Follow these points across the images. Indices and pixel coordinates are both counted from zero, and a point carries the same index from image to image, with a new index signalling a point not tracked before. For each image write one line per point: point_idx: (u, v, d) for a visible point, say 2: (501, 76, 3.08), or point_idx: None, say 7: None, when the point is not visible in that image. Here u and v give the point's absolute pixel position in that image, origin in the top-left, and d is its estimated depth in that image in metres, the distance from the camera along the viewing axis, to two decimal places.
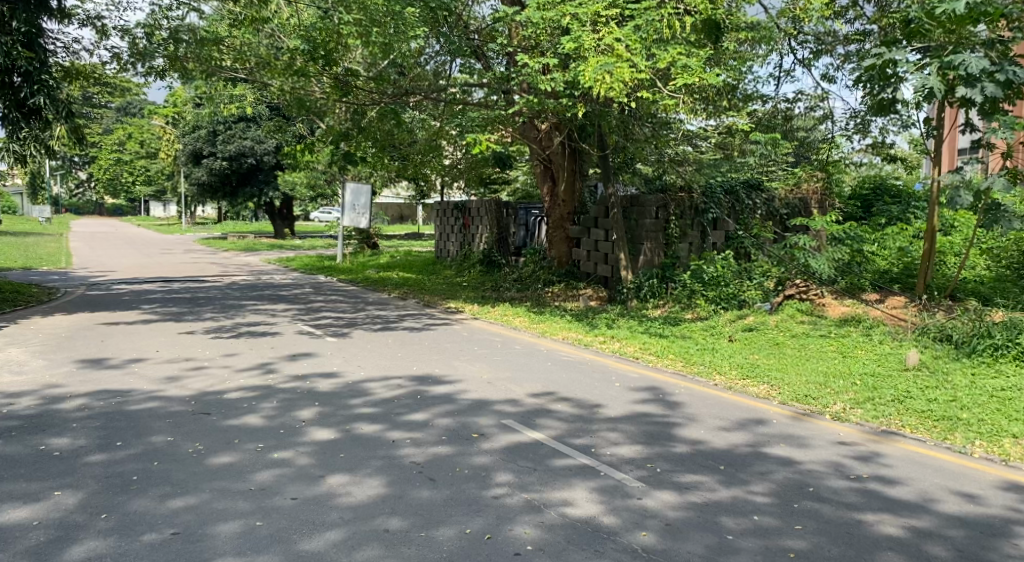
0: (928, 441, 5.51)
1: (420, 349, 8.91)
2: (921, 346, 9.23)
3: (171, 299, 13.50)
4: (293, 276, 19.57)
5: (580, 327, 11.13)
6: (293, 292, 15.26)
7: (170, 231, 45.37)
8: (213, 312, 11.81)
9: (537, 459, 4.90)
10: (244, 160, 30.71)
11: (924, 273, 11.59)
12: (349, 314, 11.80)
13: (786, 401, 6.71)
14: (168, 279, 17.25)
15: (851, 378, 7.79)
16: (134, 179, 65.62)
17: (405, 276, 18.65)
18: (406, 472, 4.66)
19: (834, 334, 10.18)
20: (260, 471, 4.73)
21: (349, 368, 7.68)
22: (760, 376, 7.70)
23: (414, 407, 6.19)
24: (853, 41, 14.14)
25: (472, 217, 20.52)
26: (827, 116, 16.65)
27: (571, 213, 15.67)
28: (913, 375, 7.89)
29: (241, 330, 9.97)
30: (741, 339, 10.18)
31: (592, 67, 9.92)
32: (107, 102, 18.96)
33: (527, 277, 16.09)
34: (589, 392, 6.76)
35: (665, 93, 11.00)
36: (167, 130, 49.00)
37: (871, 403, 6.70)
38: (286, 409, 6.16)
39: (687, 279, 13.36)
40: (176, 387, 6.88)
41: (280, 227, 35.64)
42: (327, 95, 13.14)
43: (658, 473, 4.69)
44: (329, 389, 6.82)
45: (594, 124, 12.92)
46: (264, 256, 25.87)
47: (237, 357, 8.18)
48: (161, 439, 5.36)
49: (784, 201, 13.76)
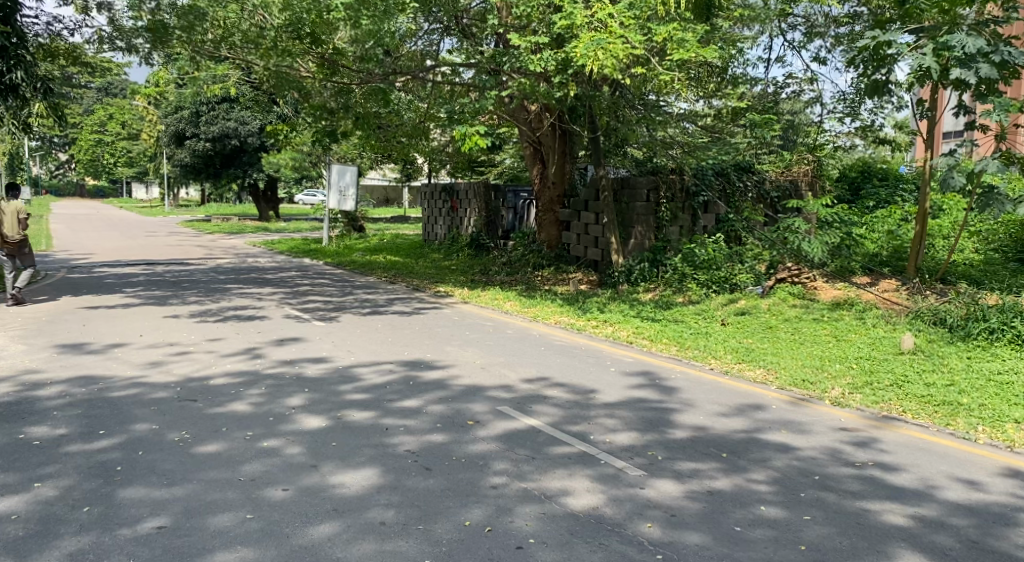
0: (930, 427, 5.43)
1: (410, 333, 8.77)
2: (916, 329, 9.20)
3: (154, 283, 13.24)
4: (279, 259, 19.35)
5: (572, 310, 11.05)
6: (280, 275, 15.05)
7: (154, 213, 44.85)
8: (197, 295, 11.59)
9: (535, 447, 4.78)
10: (228, 141, 30.27)
11: (914, 256, 11.65)
12: (337, 298, 11.62)
13: (784, 386, 6.63)
14: (152, 263, 16.98)
15: (847, 363, 7.73)
16: (115, 160, 64.70)
17: (393, 259, 18.46)
18: (400, 461, 4.53)
19: (827, 317, 10.15)
20: (249, 461, 4.58)
21: (338, 352, 7.51)
22: (757, 360, 7.63)
23: (407, 393, 6.05)
24: (844, 23, 14.05)
25: (460, 200, 20.32)
26: (816, 99, 16.57)
27: (561, 195, 15.45)
28: (910, 359, 7.90)
29: (227, 314, 9.78)
30: (734, 323, 10.09)
31: (583, 44, 9.83)
32: (88, 81, 18.58)
33: (516, 261, 15.94)
34: (585, 377, 6.65)
35: (660, 70, 10.86)
36: (149, 112, 48.32)
37: (869, 388, 6.63)
38: (274, 395, 6.00)
39: (677, 263, 13.10)
40: (160, 373, 6.70)
41: (265, 210, 35.27)
42: (315, 74, 12.93)
43: (658, 460, 4.57)
44: (317, 374, 6.66)
45: (584, 105, 12.83)
46: (248, 239, 25.53)
47: (223, 342, 8.00)
48: (146, 427, 5.20)
49: (775, 183, 14.49)
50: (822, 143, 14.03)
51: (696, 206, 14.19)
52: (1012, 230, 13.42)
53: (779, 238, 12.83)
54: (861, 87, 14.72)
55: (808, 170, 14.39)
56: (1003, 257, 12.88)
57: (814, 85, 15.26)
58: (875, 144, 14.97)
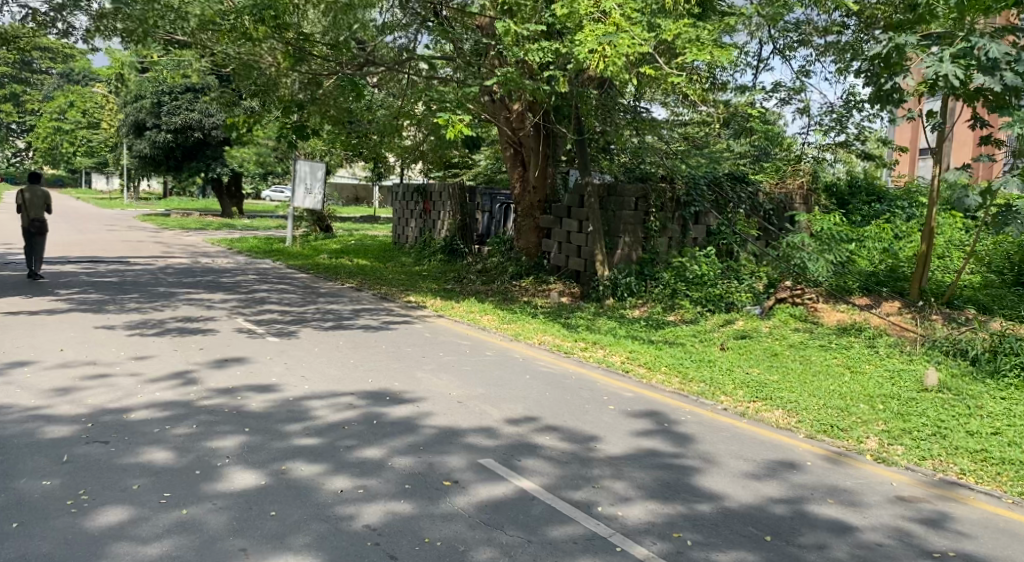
0: (1003, 498, 4.47)
1: (375, 354, 7.68)
2: (936, 361, 8.35)
3: (93, 284, 11.94)
4: (236, 259, 18.04)
5: (555, 327, 10.04)
6: (236, 278, 13.81)
7: (110, 205, 43.04)
8: (138, 301, 10.35)
9: (529, 525, 3.76)
10: (191, 133, 28.87)
11: (919, 275, 10.86)
12: (295, 308, 10.47)
13: (812, 434, 5.67)
14: (97, 260, 15.62)
15: (871, 402, 6.83)
16: (74, 149, 62.15)
17: (360, 263, 17.26)
18: (355, 545, 3.50)
19: (836, 344, 9.26)
20: (156, 540, 3.50)
21: (289, 379, 6.41)
22: (773, 398, 6.70)
23: (367, 438, 5.00)
24: (832, 31, 13.34)
25: (433, 202, 19.22)
26: (805, 109, 15.83)
27: (543, 201, 14.37)
28: (939, 399, 7.02)
29: (168, 325, 8.59)
30: (734, 348, 9.14)
31: (591, 38, 9.07)
32: (34, 64, 17.21)
33: (493, 269, 14.97)
34: (580, 418, 5.63)
35: (669, 70, 10.17)
36: (110, 101, 46.58)
37: (911, 438, 5.67)
38: (205, 437, 4.90)
39: (669, 278, 12.21)
40: (69, 403, 5.55)
41: (228, 206, 33.78)
42: (280, 63, 11.86)
43: (687, 549, 3.58)
44: (262, 409, 5.55)
45: (570, 105, 11.80)
46: (206, 237, 24.05)
47: (155, 362, 6.84)
48: (31, 483, 4.07)
49: (770, 196, 13.66)
50: (801, 157, 14.38)
51: (687, 216, 13.09)
52: (1011, 251, 12.70)
53: (784, 254, 11.95)
54: (854, 99, 13.91)
55: (802, 182, 13.92)
56: (1005, 279, 12.21)
57: (802, 95, 14.59)
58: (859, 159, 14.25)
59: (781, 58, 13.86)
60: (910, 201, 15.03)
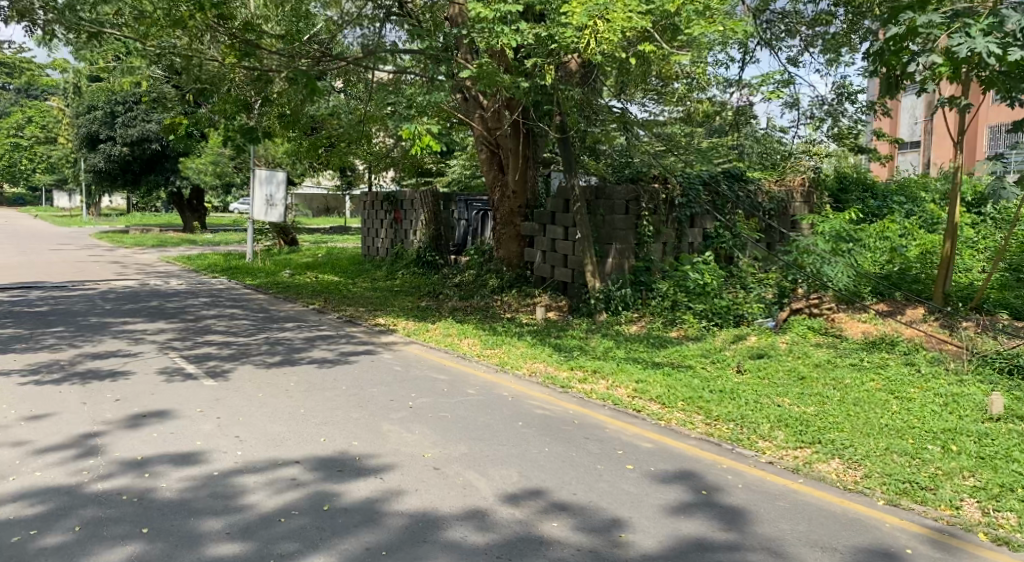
0: None
1: (333, 398, 6.30)
2: (991, 382, 7.19)
3: (11, 316, 10.36)
4: (190, 279, 16.48)
5: (543, 351, 8.72)
6: (183, 303, 12.29)
7: (66, 223, 41.09)
8: (57, 336, 8.84)
9: None
10: (148, 145, 27.33)
11: (944, 279, 9.59)
12: (241, 338, 9.02)
13: (893, 499, 4.42)
14: (29, 286, 14.01)
15: (941, 443, 5.56)
16: (34, 166, 60.00)
17: (325, 280, 15.81)
18: None
19: (870, 362, 8.05)
20: None
21: (218, 443, 5.03)
22: (826, 442, 5.41)
23: (309, 540, 3.66)
24: (822, 21, 11.90)
25: (404, 210, 17.88)
26: (794, 103, 14.69)
27: (523, 207, 13.05)
28: (1017, 432, 5.83)
29: (82, 369, 7.13)
30: (753, 371, 7.85)
31: (577, 10, 7.94)
32: None
33: (472, 283, 13.65)
34: (594, 488, 4.36)
35: (669, 49, 8.68)
36: (65, 113, 44.66)
37: (1018, 498, 4.43)
38: (83, 548, 3.54)
39: (667, 288, 10.97)
40: None
41: (190, 219, 32.12)
42: (225, 60, 10.40)
43: None
44: (174, 493, 4.20)
45: (551, 101, 10.40)
46: (161, 255, 22.40)
47: (50, 422, 5.41)
48: None
49: (771, 194, 12.52)
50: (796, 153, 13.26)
51: (683, 218, 11.73)
52: None
53: (797, 260, 10.63)
54: (847, 90, 12.65)
55: (802, 180, 12.91)
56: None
57: (790, 88, 13.37)
58: (854, 154, 13.41)
59: (770, 47, 12.15)
60: (909, 196, 13.92)
